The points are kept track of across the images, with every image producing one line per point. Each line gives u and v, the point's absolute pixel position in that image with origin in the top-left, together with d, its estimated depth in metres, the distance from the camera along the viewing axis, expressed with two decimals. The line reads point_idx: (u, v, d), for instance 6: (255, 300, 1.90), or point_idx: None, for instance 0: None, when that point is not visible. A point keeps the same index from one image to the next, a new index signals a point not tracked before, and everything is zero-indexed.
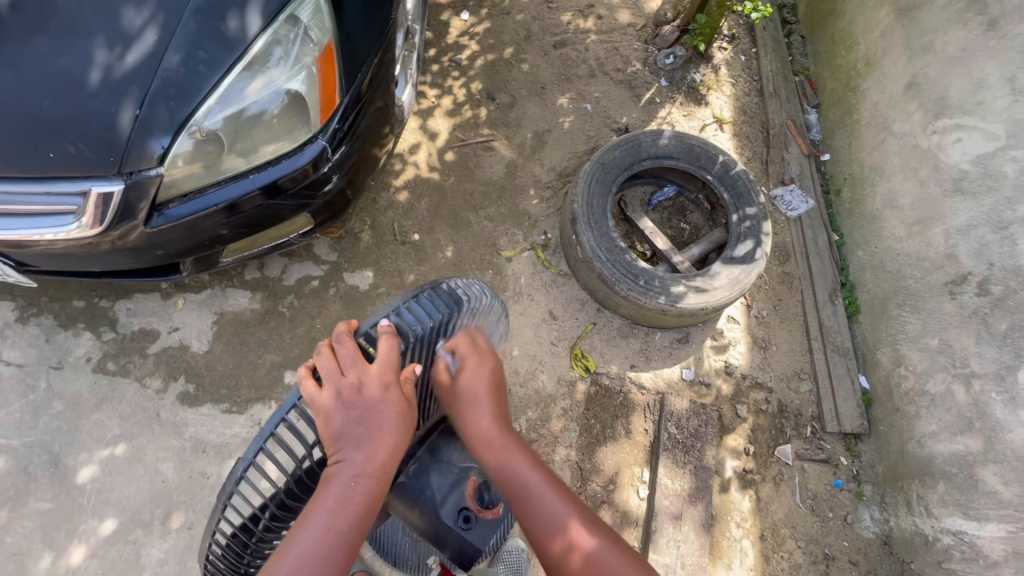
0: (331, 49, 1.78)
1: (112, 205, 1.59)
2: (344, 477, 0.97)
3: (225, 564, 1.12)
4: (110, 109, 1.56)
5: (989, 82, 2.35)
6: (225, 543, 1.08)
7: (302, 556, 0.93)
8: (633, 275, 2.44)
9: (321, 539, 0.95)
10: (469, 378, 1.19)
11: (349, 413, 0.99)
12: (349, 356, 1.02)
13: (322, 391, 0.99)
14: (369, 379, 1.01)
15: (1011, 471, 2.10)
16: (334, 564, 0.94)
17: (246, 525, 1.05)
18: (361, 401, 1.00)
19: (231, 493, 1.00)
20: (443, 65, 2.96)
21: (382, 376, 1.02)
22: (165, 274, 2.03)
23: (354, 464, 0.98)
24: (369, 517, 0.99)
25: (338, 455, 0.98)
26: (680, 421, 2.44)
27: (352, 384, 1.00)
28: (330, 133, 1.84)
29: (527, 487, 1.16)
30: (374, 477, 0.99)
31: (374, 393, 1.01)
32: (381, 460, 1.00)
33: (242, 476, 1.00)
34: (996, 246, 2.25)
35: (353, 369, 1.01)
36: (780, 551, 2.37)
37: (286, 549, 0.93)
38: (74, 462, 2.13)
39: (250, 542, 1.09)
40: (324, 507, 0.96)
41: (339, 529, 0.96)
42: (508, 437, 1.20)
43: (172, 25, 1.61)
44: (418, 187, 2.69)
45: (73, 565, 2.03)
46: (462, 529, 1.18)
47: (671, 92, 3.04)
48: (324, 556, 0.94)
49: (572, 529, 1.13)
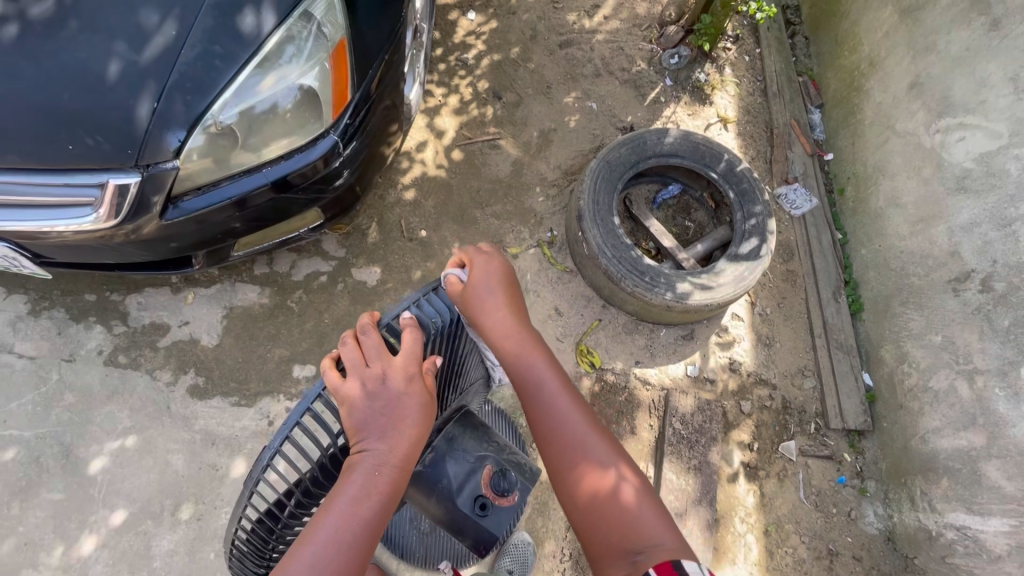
0: (343, 46, 1.80)
1: (128, 197, 1.61)
2: (367, 466, 0.99)
3: (249, 549, 1.12)
4: (127, 102, 1.59)
5: (991, 82, 2.37)
6: (250, 529, 1.09)
7: (325, 544, 0.94)
8: (639, 271, 2.46)
9: (344, 526, 0.95)
10: (483, 285, 1.24)
11: (372, 402, 1.01)
12: (375, 347, 1.04)
13: (347, 382, 1.02)
14: (394, 372, 1.03)
15: (1013, 466, 2.11)
16: (358, 550, 0.95)
17: (271, 512, 1.07)
18: (386, 392, 1.02)
19: (257, 480, 1.00)
20: (450, 64, 2.99)
21: (407, 369, 1.04)
22: (177, 267, 2.06)
23: (377, 453, 1.00)
24: (390, 505, 1.00)
25: (361, 444, 1.00)
26: (684, 417, 2.47)
27: (377, 374, 1.03)
28: (341, 128, 1.86)
29: (542, 385, 1.20)
30: (396, 466, 1.00)
31: (398, 385, 1.03)
32: (403, 450, 1.01)
33: (267, 465, 0.99)
34: (999, 244, 2.26)
35: (377, 360, 1.03)
36: (785, 546, 2.38)
37: (309, 537, 0.93)
38: (85, 454, 2.15)
39: (276, 528, 1.10)
40: (347, 495, 0.97)
41: (362, 517, 0.97)
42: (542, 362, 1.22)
43: (189, 18, 1.63)
44: (425, 185, 2.72)
45: (84, 556, 2.05)
46: (478, 517, 1.20)
47: (675, 91, 3.07)
48: (348, 542, 0.95)
49: (581, 438, 1.17)
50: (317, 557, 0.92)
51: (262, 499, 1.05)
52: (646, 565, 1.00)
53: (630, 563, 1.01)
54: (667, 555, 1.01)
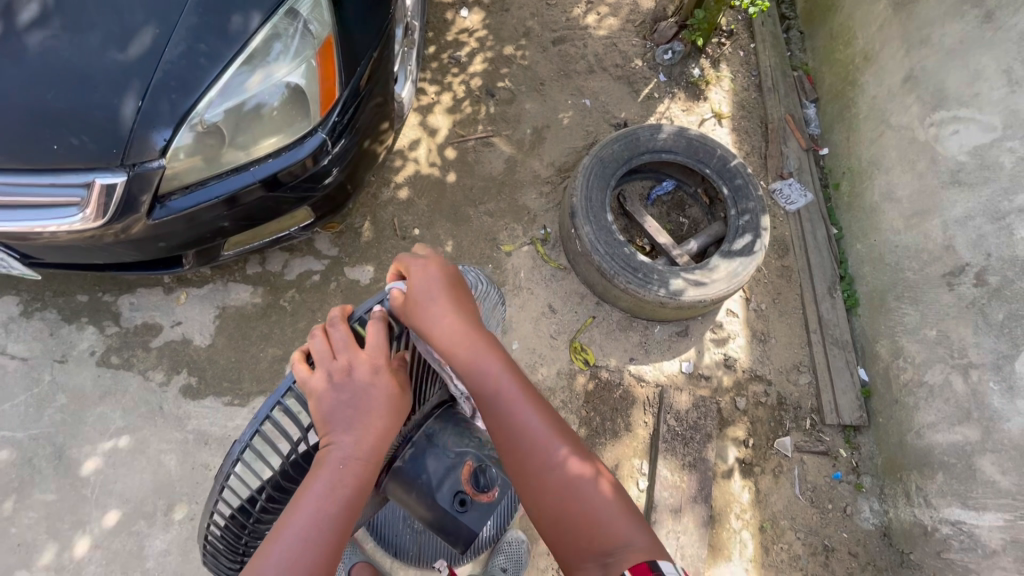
0: (330, 43, 1.80)
1: (115, 197, 1.61)
2: (334, 460, 0.99)
3: (223, 544, 1.12)
4: (112, 101, 1.59)
5: (985, 74, 2.35)
6: (223, 524, 1.07)
7: (294, 541, 0.93)
8: (632, 267, 2.45)
9: (313, 520, 0.95)
10: (421, 281, 1.14)
11: (340, 396, 1.01)
12: (342, 339, 1.04)
13: (315, 374, 1.01)
14: (359, 362, 1.03)
15: (1008, 460, 2.10)
16: (326, 545, 0.95)
17: (243, 507, 1.06)
18: (352, 384, 1.02)
19: (228, 474, 1.00)
20: (443, 61, 2.98)
21: (373, 361, 1.04)
22: (168, 266, 2.05)
23: (345, 447, 1.00)
24: (359, 500, 1.00)
25: (329, 438, 1.00)
26: (679, 414, 2.45)
27: (344, 367, 1.03)
28: (330, 126, 1.86)
29: (507, 404, 1.10)
30: (364, 460, 1.01)
31: (364, 377, 1.03)
32: (370, 443, 1.02)
33: (238, 460, 0.99)
34: (993, 237, 2.25)
35: (344, 353, 1.03)
36: (780, 542, 2.38)
37: (279, 533, 0.93)
38: (78, 455, 2.15)
39: (247, 523, 1.09)
40: (316, 490, 0.96)
41: (331, 515, 0.96)
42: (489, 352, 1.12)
43: (172, 17, 1.63)
44: (418, 183, 2.71)
45: (77, 557, 2.05)
46: (458, 512, 1.21)
47: (669, 87, 3.06)
48: (314, 539, 0.94)
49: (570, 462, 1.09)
50: (286, 551, 0.92)
51: (234, 496, 1.04)
52: (617, 568, 0.96)
53: (601, 565, 0.98)
54: (639, 556, 0.97)
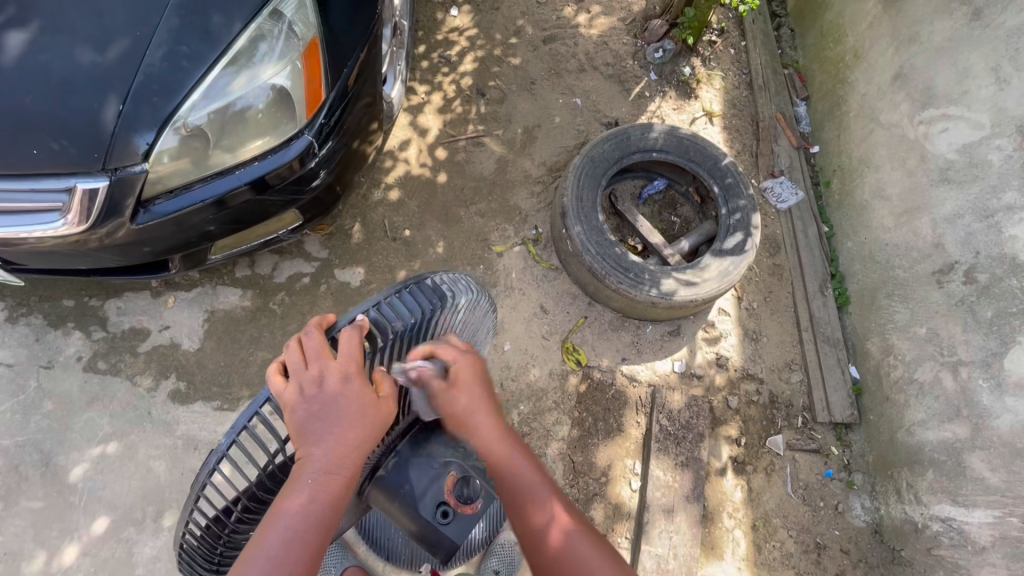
0: (315, 45, 1.78)
1: (97, 202, 1.59)
2: (309, 471, 0.98)
3: (199, 554, 1.10)
4: (93, 105, 1.57)
5: (974, 72, 2.36)
6: (199, 534, 1.06)
7: (269, 560, 0.92)
8: (623, 267, 2.44)
9: (288, 536, 0.94)
10: (468, 381, 1.12)
11: (312, 406, 0.99)
12: (314, 348, 1.01)
13: (288, 386, 1.00)
14: (330, 372, 1.00)
15: (997, 457, 2.11)
16: (300, 563, 0.94)
17: (219, 517, 1.05)
18: (323, 394, 0.99)
19: (204, 483, 0.97)
20: (432, 61, 2.97)
21: (343, 369, 1.00)
22: (154, 271, 2.03)
23: (319, 459, 0.98)
24: (333, 515, 0.98)
25: (303, 449, 0.99)
26: (671, 414, 2.45)
27: (315, 376, 1.00)
28: (316, 128, 1.83)
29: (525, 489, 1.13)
30: (337, 469, 0.99)
31: (334, 385, 1.00)
32: (343, 451, 0.99)
33: (214, 468, 0.96)
34: (981, 235, 2.26)
35: (316, 363, 1.00)
36: (772, 541, 2.38)
37: (254, 551, 0.93)
38: (65, 461, 2.13)
39: (224, 533, 1.08)
40: (290, 503, 0.96)
41: (306, 529, 0.96)
42: (511, 440, 1.16)
43: (153, 19, 1.61)
44: (408, 184, 2.70)
45: (65, 565, 2.03)
46: (440, 524, 1.16)
47: (660, 85, 3.05)
48: (289, 557, 0.94)
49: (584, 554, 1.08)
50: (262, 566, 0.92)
51: (210, 505, 1.04)
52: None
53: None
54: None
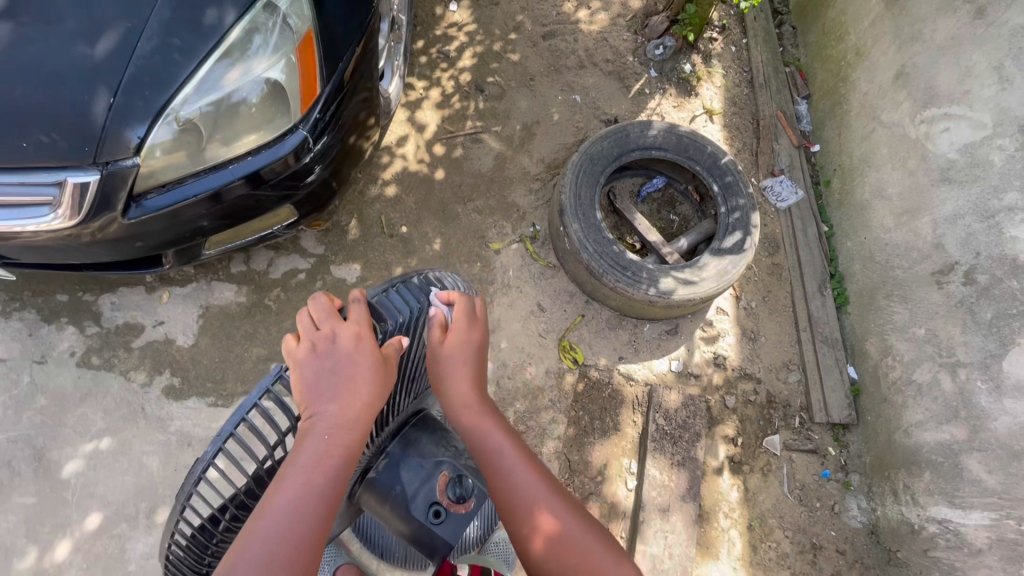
0: (310, 38, 1.76)
1: (89, 196, 1.57)
2: (319, 429, 0.95)
3: (187, 557, 1.05)
4: (83, 97, 1.55)
5: (976, 71, 2.34)
6: (187, 543, 1.03)
7: (280, 514, 0.90)
8: (620, 266, 2.43)
9: (299, 494, 0.92)
10: (455, 347, 1.14)
11: (323, 363, 0.99)
12: (323, 311, 1.03)
13: (300, 345, 1.01)
14: (341, 330, 1.00)
15: (995, 459, 2.10)
16: (314, 518, 0.92)
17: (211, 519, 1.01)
18: (334, 351, 0.99)
19: (190, 494, 0.94)
20: (431, 56, 2.95)
21: (355, 328, 1.00)
22: (147, 266, 2.01)
23: (327, 416, 0.96)
24: (346, 471, 0.95)
25: (311, 410, 0.97)
26: (668, 413, 2.43)
27: (327, 335, 1.01)
28: (311, 122, 1.80)
29: (503, 464, 1.12)
30: (348, 428, 0.96)
31: (347, 343, 0.99)
32: (355, 412, 0.97)
33: (200, 478, 0.93)
34: (982, 235, 2.24)
35: (327, 322, 1.02)
36: (767, 541, 2.38)
37: (264, 509, 0.90)
38: (58, 457, 2.12)
39: (211, 543, 1.04)
40: (299, 462, 0.93)
41: (319, 485, 0.93)
42: (482, 404, 1.16)
43: (145, 11, 1.60)
44: (405, 180, 2.68)
45: (57, 561, 2.03)
46: (432, 525, 1.10)
47: (660, 83, 3.03)
48: (302, 511, 0.91)
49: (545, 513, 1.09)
50: (276, 522, 0.90)
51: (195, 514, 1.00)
52: None
53: None
54: None
